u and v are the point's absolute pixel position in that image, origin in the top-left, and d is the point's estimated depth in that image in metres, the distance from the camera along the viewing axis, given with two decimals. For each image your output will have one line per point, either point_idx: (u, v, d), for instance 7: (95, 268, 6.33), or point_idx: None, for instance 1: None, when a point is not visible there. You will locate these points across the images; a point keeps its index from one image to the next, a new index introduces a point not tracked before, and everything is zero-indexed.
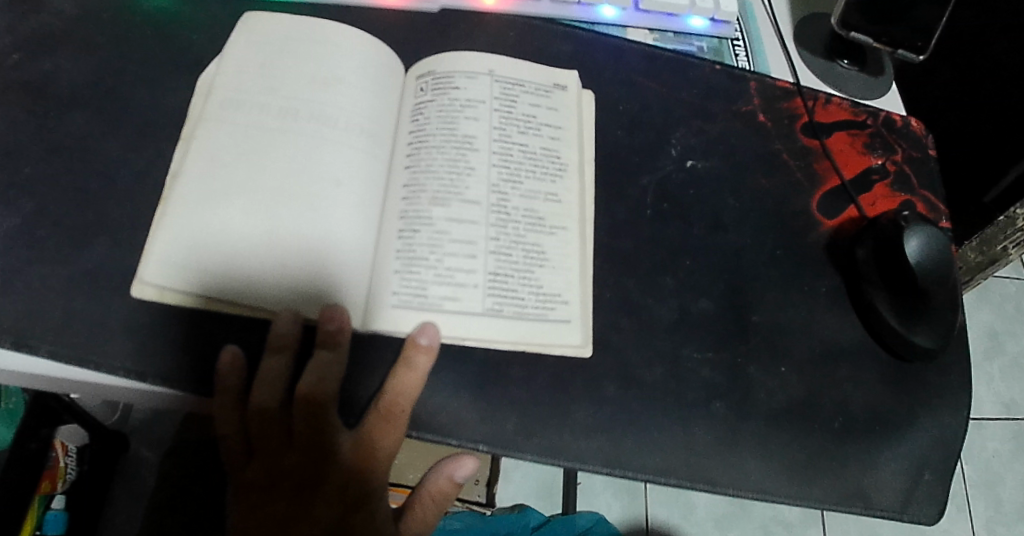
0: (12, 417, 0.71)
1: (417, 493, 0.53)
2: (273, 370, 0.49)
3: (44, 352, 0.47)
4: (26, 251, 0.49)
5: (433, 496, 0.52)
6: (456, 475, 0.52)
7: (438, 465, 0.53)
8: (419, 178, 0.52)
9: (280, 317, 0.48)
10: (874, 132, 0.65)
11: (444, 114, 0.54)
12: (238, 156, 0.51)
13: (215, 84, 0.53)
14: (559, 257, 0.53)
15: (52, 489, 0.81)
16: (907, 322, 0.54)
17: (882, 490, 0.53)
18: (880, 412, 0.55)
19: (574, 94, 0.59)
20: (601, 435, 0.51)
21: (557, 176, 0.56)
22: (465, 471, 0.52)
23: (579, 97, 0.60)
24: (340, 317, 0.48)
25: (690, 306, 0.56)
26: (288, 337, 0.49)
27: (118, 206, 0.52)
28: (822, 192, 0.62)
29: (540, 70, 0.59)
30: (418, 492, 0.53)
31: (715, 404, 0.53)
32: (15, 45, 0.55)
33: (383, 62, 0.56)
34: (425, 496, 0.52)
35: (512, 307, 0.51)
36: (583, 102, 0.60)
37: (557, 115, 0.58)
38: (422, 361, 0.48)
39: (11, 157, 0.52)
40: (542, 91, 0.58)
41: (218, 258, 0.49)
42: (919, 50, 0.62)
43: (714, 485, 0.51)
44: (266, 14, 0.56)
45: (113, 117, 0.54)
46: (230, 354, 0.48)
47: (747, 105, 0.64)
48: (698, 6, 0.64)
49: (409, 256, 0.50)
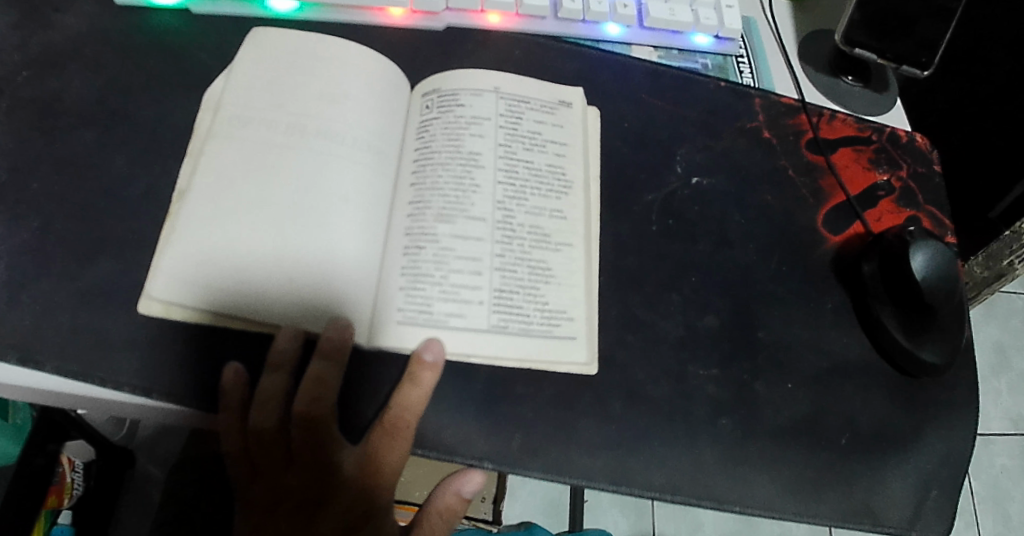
0: (20, 432, 0.70)
1: (424, 511, 0.52)
2: (271, 389, 0.49)
3: (51, 368, 0.47)
4: (31, 266, 0.50)
5: (442, 510, 0.52)
6: (463, 490, 0.52)
7: (446, 480, 0.52)
8: (425, 195, 0.52)
9: (280, 333, 0.49)
10: (879, 147, 0.65)
11: (450, 132, 0.55)
12: (244, 172, 0.51)
13: (222, 101, 0.53)
14: (565, 274, 0.53)
15: (59, 505, 0.80)
16: (913, 338, 0.54)
17: (891, 509, 0.53)
18: (887, 429, 0.55)
19: (579, 111, 0.60)
20: (606, 452, 0.51)
21: (562, 193, 0.56)
22: (472, 486, 0.52)
23: (584, 114, 0.60)
24: (339, 333, 0.48)
25: (696, 323, 0.56)
26: (284, 354, 0.49)
27: (126, 222, 0.52)
28: (827, 208, 0.62)
29: (545, 88, 0.59)
30: (426, 509, 0.52)
31: (721, 421, 0.53)
32: (25, 62, 0.56)
33: (390, 79, 0.56)
34: (433, 513, 0.52)
35: (517, 323, 0.51)
36: (587, 119, 0.61)
37: (562, 132, 0.58)
38: (422, 375, 0.49)
39: (19, 174, 0.52)
40: (548, 108, 0.59)
41: (223, 273, 0.49)
42: (924, 66, 0.62)
43: (720, 502, 0.51)
44: (274, 29, 0.56)
45: (122, 133, 0.55)
46: (232, 371, 0.48)
47: (752, 121, 0.64)
48: (702, 24, 0.64)
49: (415, 272, 0.50)
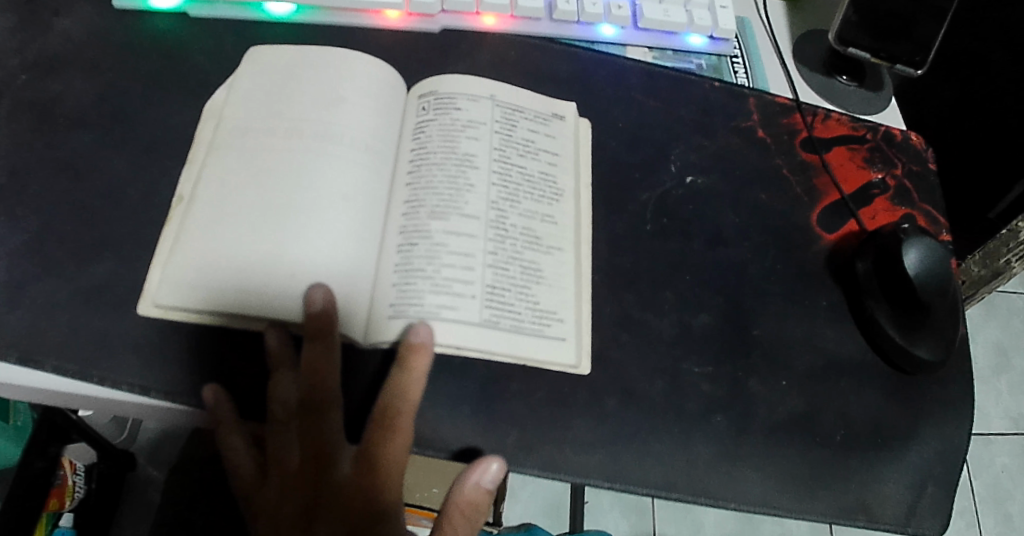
0: (20, 433, 0.74)
1: (447, 512, 0.48)
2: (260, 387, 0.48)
3: (49, 367, 0.48)
4: (30, 267, 0.50)
5: (464, 507, 0.48)
6: (483, 481, 0.48)
7: (460, 477, 0.48)
8: (419, 194, 0.53)
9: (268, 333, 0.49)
10: (874, 146, 0.65)
11: (445, 133, 0.55)
12: (243, 175, 0.51)
13: (224, 113, 0.54)
14: (556, 276, 0.54)
15: (61, 507, 0.80)
16: (907, 334, 0.54)
17: (887, 505, 0.53)
18: (882, 425, 0.55)
19: (571, 124, 0.60)
20: (602, 449, 0.51)
21: (554, 200, 0.56)
22: (492, 474, 0.48)
23: (576, 128, 0.61)
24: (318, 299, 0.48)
25: (691, 321, 0.56)
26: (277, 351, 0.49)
27: (124, 222, 0.53)
28: (821, 206, 0.62)
29: (540, 100, 0.60)
30: (448, 510, 0.48)
31: (716, 418, 0.53)
32: (24, 66, 0.57)
33: (388, 85, 0.57)
34: (456, 512, 0.48)
35: (508, 320, 0.51)
36: (580, 134, 0.61)
37: (555, 143, 0.59)
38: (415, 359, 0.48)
39: (18, 177, 0.53)
40: (542, 119, 0.59)
41: (220, 275, 0.49)
42: (918, 65, 0.63)
43: (715, 499, 0.51)
44: (272, 48, 0.57)
45: (120, 135, 0.55)
46: (211, 391, 0.48)
47: (746, 120, 0.65)
48: (696, 24, 0.64)
49: (407, 268, 0.51)
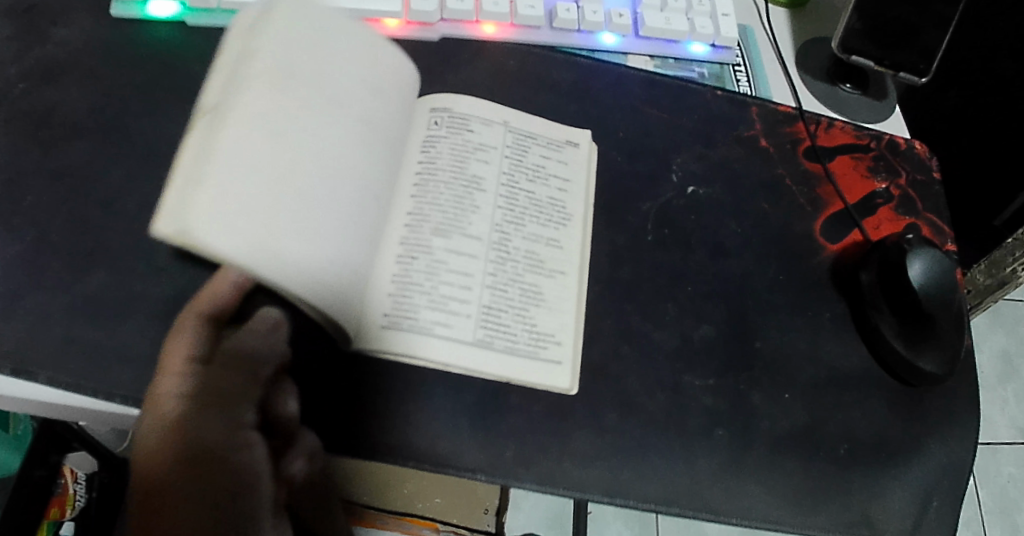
0: (19, 443, 0.74)
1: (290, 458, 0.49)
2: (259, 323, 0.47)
3: (43, 379, 0.47)
4: (25, 277, 0.50)
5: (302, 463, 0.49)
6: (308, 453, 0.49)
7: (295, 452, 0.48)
8: (424, 208, 0.53)
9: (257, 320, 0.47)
10: (878, 155, 0.65)
11: (456, 152, 0.55)
12: (285, 129, 0.46)
13: (257, 47, 0.47)
14: (556, 300, 0.54)
15: (60, 515, 0.78)
16: (912, 348, 0.54)
17: (891, 520, 0.52)
18: (886, 439, 0.54)
19: (585, 152, 0.60)
20: (601, 463, 0.50)
21: (561, 225, 0.56)
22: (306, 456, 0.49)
23: (590, 155, 0.61)
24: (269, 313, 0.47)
25: (692, 334, 0.56)
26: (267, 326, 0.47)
27: (120, 233, 0.52)
28: (825, 216, 0.62)
29: (553, 126, 0.60)
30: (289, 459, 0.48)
31: (717, 432, 0.52)
32: (21, 75, 0.57)
33: (409, 87, 0.55)
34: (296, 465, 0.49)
35: (502, 341, 0.52)
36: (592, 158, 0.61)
37: (566, 169, 0.59)
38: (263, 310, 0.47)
39: (14, 187, 0.52)
40: (555, 146, 0.59)
41: (265, 226, 0.44)
42: (922, 73, 0.62)
43: (716, 514, 0.50)
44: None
45: (118, 145, 0.55)
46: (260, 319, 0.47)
47: (749, 129, 0.64)
48: (698, 32, 0.64)
49: (404, 280, 0.51)
